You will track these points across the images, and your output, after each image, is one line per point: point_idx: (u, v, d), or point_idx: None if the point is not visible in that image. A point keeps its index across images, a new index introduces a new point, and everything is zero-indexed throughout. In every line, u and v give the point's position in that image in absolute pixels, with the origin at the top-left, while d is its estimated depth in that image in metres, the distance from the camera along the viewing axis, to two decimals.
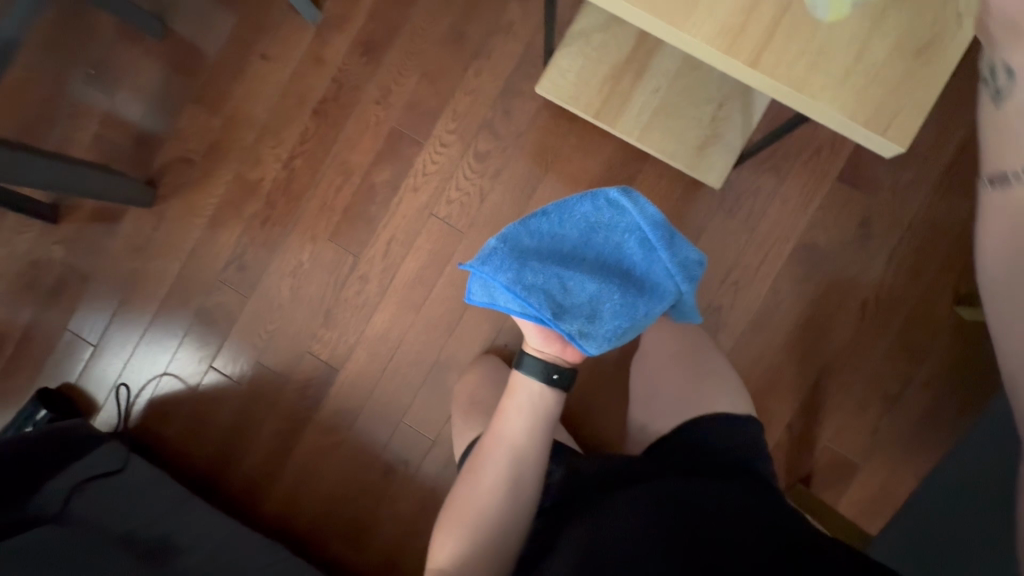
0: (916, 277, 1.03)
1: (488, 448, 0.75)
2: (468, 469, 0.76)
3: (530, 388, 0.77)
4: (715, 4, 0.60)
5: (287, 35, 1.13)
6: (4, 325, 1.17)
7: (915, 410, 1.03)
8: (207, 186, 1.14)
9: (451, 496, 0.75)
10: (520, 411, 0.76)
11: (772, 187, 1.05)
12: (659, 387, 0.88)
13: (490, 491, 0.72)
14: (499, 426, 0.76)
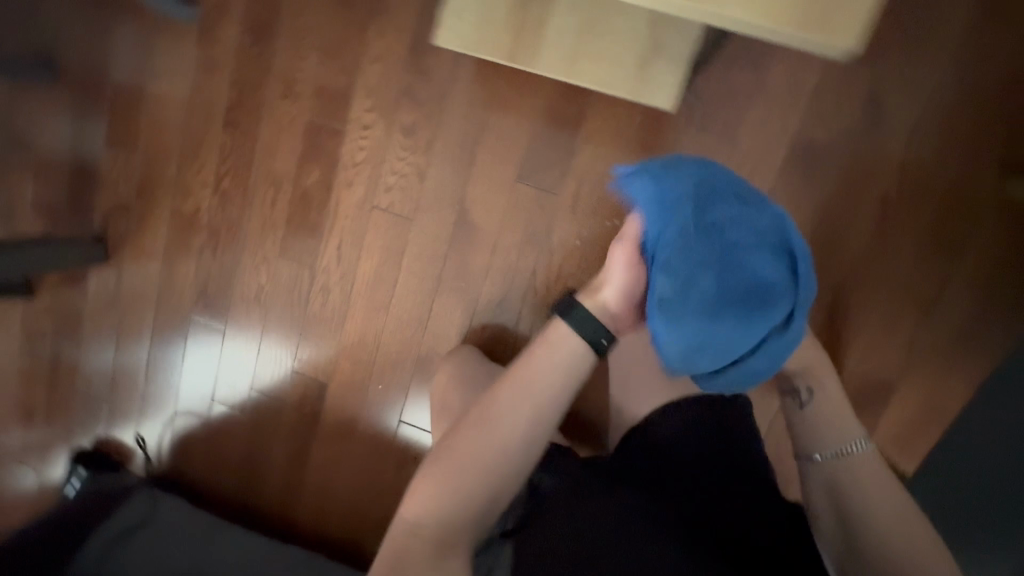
0: (946, 157, 0.85)
1: (501, 398, 0.60)
2: (471, 414, 0.60)
3: (571, 336, 0.62)
4: None
5: (173, 45, 1.02)
6: (27, 400, 1.24)
7: (959, 314, 0.88)
8: (150, 229, 1.10)
9: (440, 444, 0.60)
10: (547, 369, 0.61)
11: (749, 86, 0.87)
12: (639, 358, 0.80)
13: (489, 449, 0.58)
14: (520, 374, 0.60)
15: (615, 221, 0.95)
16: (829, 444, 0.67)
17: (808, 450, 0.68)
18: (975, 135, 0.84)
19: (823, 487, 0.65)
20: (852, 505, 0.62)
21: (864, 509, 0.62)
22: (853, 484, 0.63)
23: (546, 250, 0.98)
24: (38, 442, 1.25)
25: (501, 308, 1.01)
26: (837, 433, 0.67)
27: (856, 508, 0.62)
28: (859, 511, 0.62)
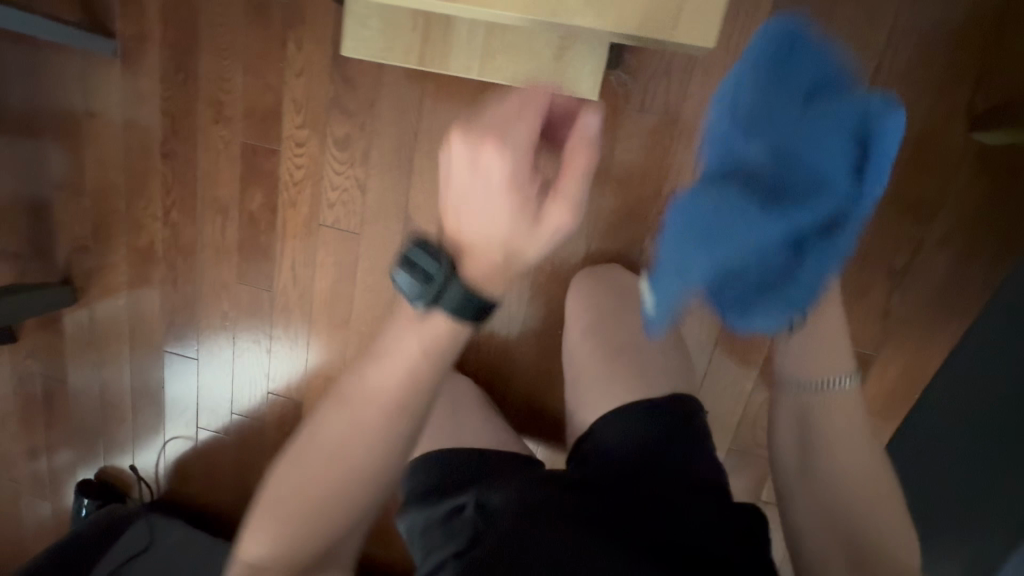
0: (907, 111, 0.78)
1: (343, 413, 0.47)
2: (310, 432, 0.48)
3: (423, 331, 0.47)
4: None
5: (98, 79, 0.99)
6: (27, 439, 1.28)
7: (935, 278, 0.82)
8: (111, 267, 1.10)
9: (277, 468, 0.49)
10: (401, 353, 0.47)
11: (687, 58, 0.81)
12: (581, 364, 0.78)
13: (326, 479, 0.47)
14: (365, 383, 0.47)
15: None
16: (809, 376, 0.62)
17: (787, 377, 0.64)
18: (938, 83, 0.76)
19: (791, 412, 0.64)
20: (817, 436, 0.61)
21: (825, 448, 0.60)
22: (828, 425, 0.61)
23: None
24: (45, 480, 1.30)
25: None
26: (824, 369, 0.61)
27: (819, 445, 0.61)
28: (825, 448, 0.60)
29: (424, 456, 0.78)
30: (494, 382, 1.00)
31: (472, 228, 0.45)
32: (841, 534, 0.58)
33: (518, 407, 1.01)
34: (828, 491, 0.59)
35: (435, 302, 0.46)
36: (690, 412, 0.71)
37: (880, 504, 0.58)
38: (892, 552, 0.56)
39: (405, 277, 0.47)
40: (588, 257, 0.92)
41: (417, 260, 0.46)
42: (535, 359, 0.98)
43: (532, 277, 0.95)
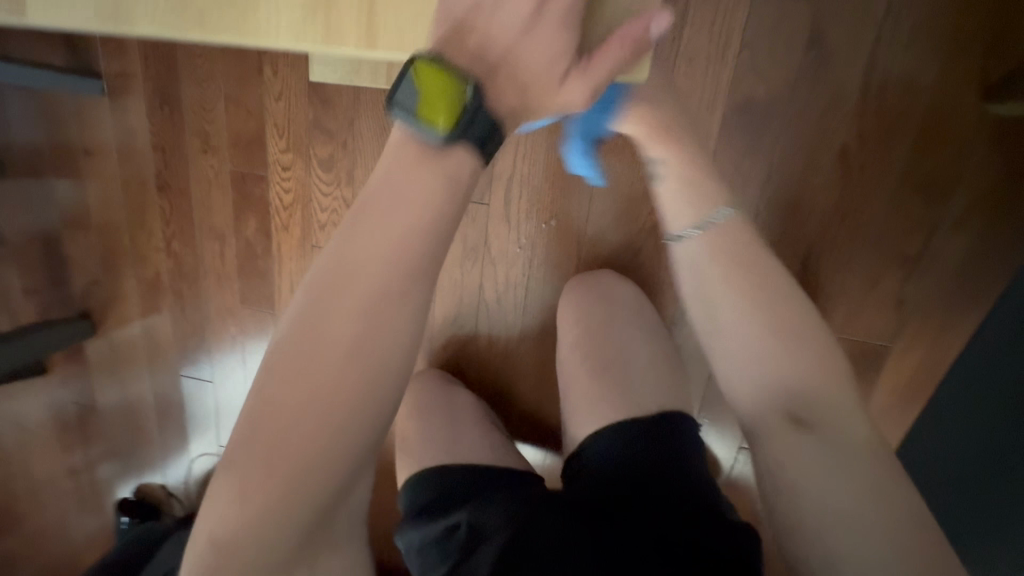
0: (912, 88, 0.72)
1: (348, 267, 0.39)
2: (306, 298, 0.39)
3: (439, 164, 0.41)
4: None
5: (91, 120, 1.02)
6: (66, 463, 1.35)
7: (952, 262, 0.77)
8: (124, 297, 1.14)
9: (266, 352, 0.39)
10: (400, 205, 0.40)
11: (670, 48, 0.75)
12: (572, 381, 0.77)
13: (332, 352, 0.38)
14: (356, 250, 0.39)
15: (551, 221, 0.88)
16: (691, 218, 0.58)
17: (675, 230, 0.59)
18: (945, 54, 0.70)
19: (684, 263, 0.58)
20: (718, 302, 0.54)
21: (733, 308, 0.53)
22: (721, 263, 0.55)
23: (489, 263, 0.93)
24: (87, 499, 1.37)
25: (456, 327, 0.98)
26: (700, 202, 0.59)
27: (720, 294, 0.55)
28: (728, 294, 0.54)
29: (422, 470, 0.78)
30: (497, 392, 1.00)
31: (503, 45, 0.43)
32: (787, 394, 0.50)
33: (522, 415, 1.00)
34: (746, 349, 0.52)
35: (457, 135, 0.41)
36: (680, 420, 0.70)
37: (792, 340, 0.51)
38: (825, 397, 0.49)
39: (419, 94, 0.40)
40: (581, 261, 0.90)
41: (438, 78, 0.40)
42: (536, 367, 0.97)
43: (526, 285, 0.93)
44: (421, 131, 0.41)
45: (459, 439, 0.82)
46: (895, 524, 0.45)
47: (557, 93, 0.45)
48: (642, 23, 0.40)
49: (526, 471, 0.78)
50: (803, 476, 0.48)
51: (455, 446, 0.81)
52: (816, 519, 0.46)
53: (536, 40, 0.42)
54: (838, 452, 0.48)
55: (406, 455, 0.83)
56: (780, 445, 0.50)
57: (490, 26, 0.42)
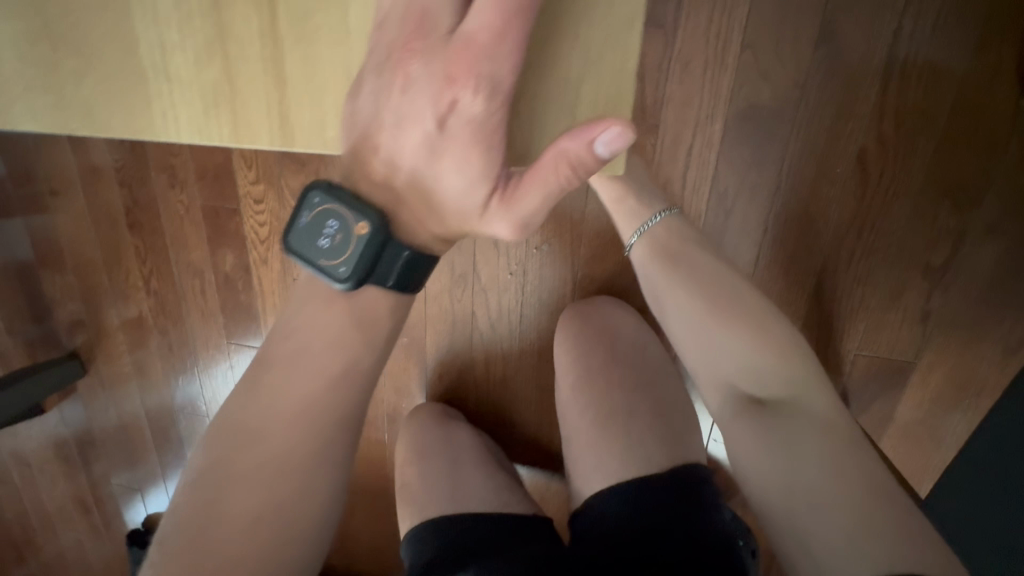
0: (938, 84, 0.64)
1: (265, 419, 0.46)
2: (222, 448, 0.46)
3: (348, 313, 0.47)
4: (291, 91, 0.42)
5: (54, 158, 0.97)
6: (66, 504, 1.30)
7: (985, 268, 0.70)
8: (108, 336, 1.10)
9: (201, 483, 0.45)
10: (319, 354, 0.47)
11: (660, 54, 0.68)
12: (570, 427, 0.72)
13: (253, 500, 0.44)
14: (282, 392, 0.46)
15: (542, 245, 0.82)
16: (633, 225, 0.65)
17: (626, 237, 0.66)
18: (975, 44, 0.62)
19: (642, 255, 0.64)
20: (663, 287, 0.61)
21: (682, 278, 0.60)
22: (660, 260, 0.62)
23: (479, 291, 0.87)
24: (92, 537, 1.33)
25: (451, 356, 0.93)
26: (640, 210, 0.64)
27: (661, 287, 0.61)
28: (667, 286, 0.60)
29: (424, 521, 0.75)
30: (498, 420, 0.96)
31: (408, 170, 0.41)
32: (738, 368, 0.55)
33: (526, 443, 0.96)
34: (688, 335, 0.58)
35: (366, 277, 0.43)
36: (691, 464, 0.65)
37: (731, 322, 0.55)
38: (764, 371, 0.53)
39: (330, 240, 0.42)
40: (577, 286, 0.85)
41: (347, 220, 0.42)
42: (537, 394, 0.92)
43: (521, 311, 0.87)
44: (328, 276, 0.43)
45: (460, 483, 0.79)
46: (850, 489, 0.46)
47: (480, 223, 0.41)
48: (583, 142, 0.34)
49: (528, 514, 0.75)
50: (754, 451, 0.51)
51: (455, 491, 0.78)
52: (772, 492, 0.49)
53: (443, 161, 0.39)
54: (782, 427, 0.51)
55: (406, 502, 0.80)
56: (738, 422, 0.53)
57: (393, 148, 0.41)
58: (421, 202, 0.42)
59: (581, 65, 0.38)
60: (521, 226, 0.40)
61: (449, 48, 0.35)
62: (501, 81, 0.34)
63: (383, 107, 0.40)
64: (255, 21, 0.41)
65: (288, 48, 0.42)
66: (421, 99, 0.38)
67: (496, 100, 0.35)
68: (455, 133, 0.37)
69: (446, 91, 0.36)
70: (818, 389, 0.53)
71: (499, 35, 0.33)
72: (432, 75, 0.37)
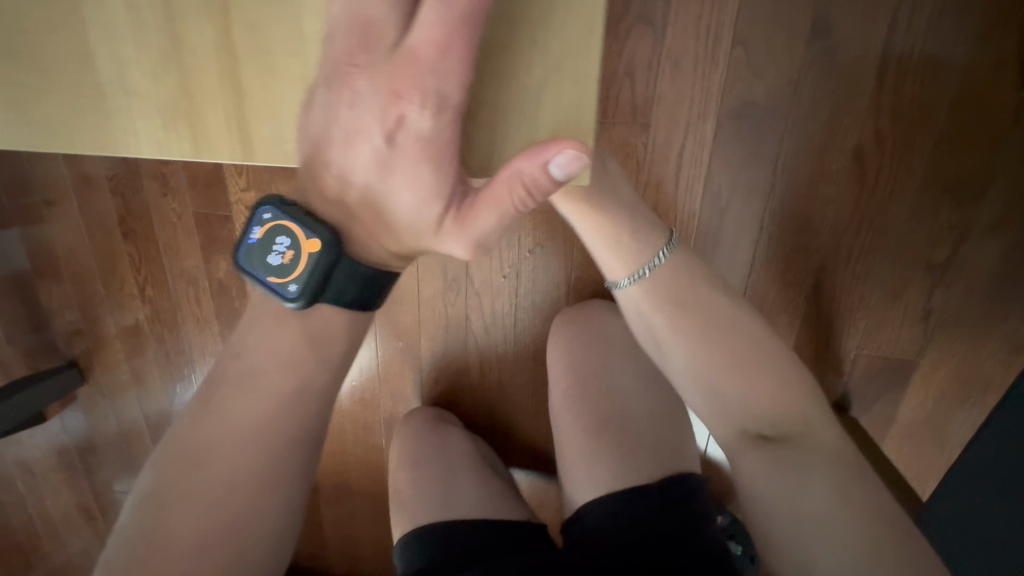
0: (937, 77, 0.62)
1: (216, 443, 0.42)
2: (166, 471, 0.42)
3: (302, 330, 0.44)
4: (249, 106, 0.42)
5: (47, 168, 0.97)
6: (70, 510, 1.31)
7: (990, 263, 0.68)
8: (106, 344, 1.10)
9: (141, 520, 0.40)
10: (274, 370, 0.44)
11: (649, 53, 0.67)
12: (563, 431, 0.72)
13: (198, 526, 0.40)
14: (235, 413, 0.43)
15: (535, 248, 0.81)
16: (627, 267, 0.57)
17: (617, 278, 0.58)
18: (975, 37, 0.61)
19: (634, 300, 0.57)
20: (659, 332, 0.56)
21: (681, 323, 0.54)
22: (665, 303, 0.55)
23: (472, 295, 0.86)
24: (97, 542, 1.33)
25: (446, 360, 0.92)
26: (637, 247, 0.57)
27: (665, 334, 0.55)
28: (674, 332, 0.54)
29: (417, 528, 0.74)
30: (494, 424, 0.95)
31: (359, 186, 0.40)
32: (740, 408, 0.52)
33: (524, 447, 0.95)
34: (698, 381, 0.53)
35: (318, 296, 0.42)
36: (685, 475, 0.65)
37: (745, 369, 0.51)
38: (778, 414, 0.51)
39: (280, 256, 0.41)
40: (570, 288, 0.83)
41: (298, 237, 0.40)
42: (533, 398, 0.92)
43: (515, 315, 0.86)
44: (279, 295, 0.41)
45: (452, 490, 0.78)
46: (863, 518, 0.46)
47: (434, 241, 0.40)
48: (538, 163, 0.33)
49: (523, 522, 0.75)
50: (768, 488, 0.49)
51: (449, 499, 0.77)
52: (774, 525, 0.48)
53: (394, 177, 0.38)
54: (796, 463, 0.49)
55: (400, 510, 0.79)
56: (740, 462, 0.51)
57: (343, 163, 0.40)
58: (374, 218, 0.41)
59: (539, 78, 0.36)
60: (473, 244, 0.39)
61: (393, 62, 0.35)
62: (448, 96, 0.35)
63: (333, 121, 0.39)
64: (209, 34, 0.41)
65: (243, 60, 0.42)
66: (368, 114, 0.37)
67: (443, 116, 0.35)
68: (404, 148, 0.37)
69: (392, 106, 0.36)
70: (813, 411, 0.52)
71: (442, 51, 0.33)
72: (377, 91, 0.36)
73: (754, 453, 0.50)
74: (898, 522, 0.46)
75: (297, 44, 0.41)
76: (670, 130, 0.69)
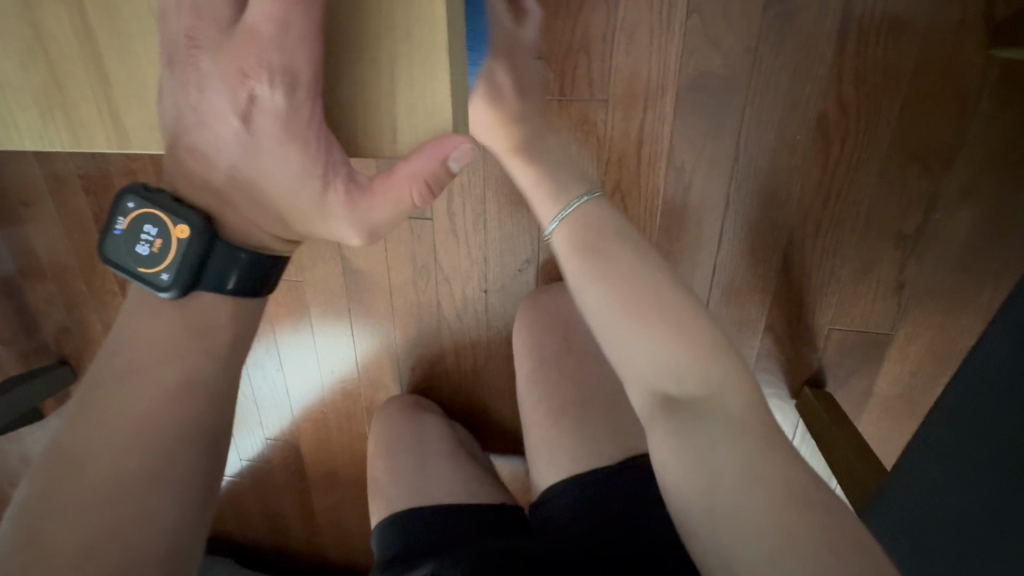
0: (899, 38, 0.60)
1: (103, 437, 0.41)
2: (44, 479, 0.40)
3: (183, 321, 0.45)
4: (116, 90, 0.44)
5: (19, 168, 0.97)
6: None
7: (961, 232, 0.66)
8: (93, 342, 1.12)
9: (21, 520, 0.39)
10: (163, 363, 0.44)
11: (600, 26, 0.65)
12: (528, 412, 0.72)
13: (83, 527, 0.38)
14: (116, 408, 0.42)
15: (500, 231, 0.81)
16: (548, 215, 0.60)
17: (546, 223, 0.60)
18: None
19: (563, 241, 0.57)
20: (579, 282, 0.54)
21: (600, 268, 0.53)
22: (580, 250, 0.55)
23: (442, 281, 0.86)
24: None
25: (422, 347, 0.92)
26: (559, 196, 0.59)
27: (584, 281, 0.54)
28: (589, 279, 0.53)
29: (391, 517, 0.74)
30: (473, 410, 0.95)
31: (227, 167, 0.41)
32: (661, 368, 0.47)
33: (503, 431, 0.95)
34: (608, 331, 0.51)
35: (192, 283, 0.44)
36: (640, 455, 0.64)
37: (653, 320, 0.48)
38: (686, 370, 0.47)
39: (149, 245, 0.43)
40: (540, 271, 0.83)
41: (168, 224, 0.43)
42: (509, 382, 0.92)
43: (486, 301, 0.86)
44: (152, 285, 0.44)
45: (427, 476, 0.79)
46: (774, 499, 0.40)
47: (322, 223, 0.43)
48: (437, 158, 0.38)
49: (499, 505, 0.75)
50: (674, 459, 0.45)
51: (425, 486, 0.77)
52: (682, 491, 0.43)
53: (262, 156, 0.40)
54: (702, 428, 0.44)
55: (377, 497, 0.79)
56: (655, 423, 0.47)
57: (207, 148, 0.41)
58: (247, 198, 0.43)
59: (390, 63, 0.36)
60: (364, 229, 0.43)
61: (233, 42, 0.37)
62: (298, 73, 0.36)
63: (184, 108, 0.40)
64: (68, 18, 0.42)
65: (104, 46, 0.42)
66: (217, 95, 0.39)
67: (297, 93, 0.37)
68: (261, 127, 0.38)
69: (242, 87, 0.37)
70: (737, 386, 0.47)
71: (281, 25, 0.35)
72: (222, 71, 0.38)
73: (671, 417, 0.46)
74: (827, 506, 0.41)
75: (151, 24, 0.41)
76: (627, 107, 0.68)
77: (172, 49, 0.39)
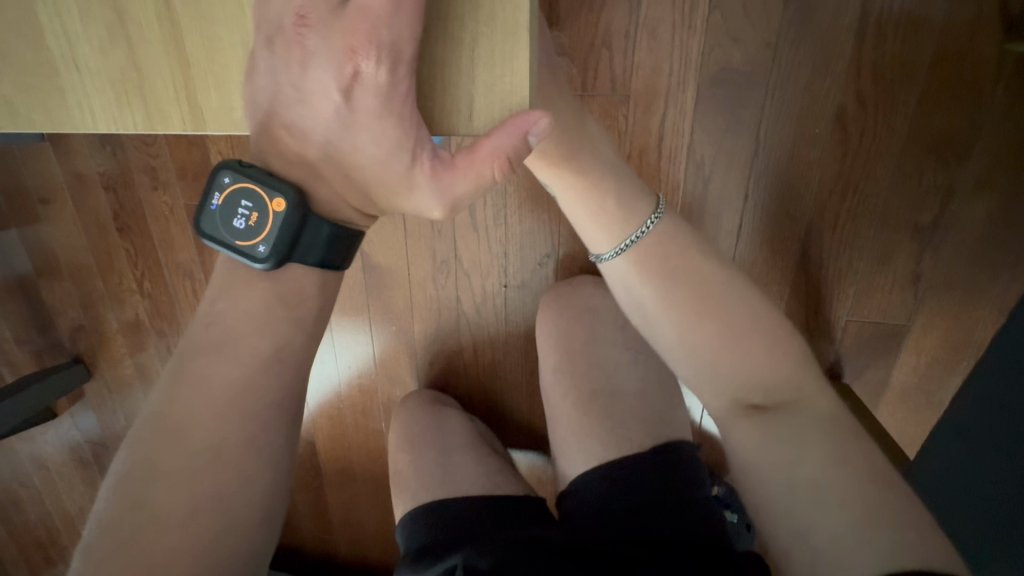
0: (917, 32, 0.62)
1: (192, 413, 0.43)
2: (143, 448, 0.42)
3: (272, 291, 0.45)
4: (192, 75, 0.45)
5: (38, 166, 0.98)
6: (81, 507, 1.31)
7: (975, 225, 0.67)
8: (107, 341, 1.12)
9: (122, 484, 0.42)
10: (239, 346, 0.45)
11: (623, 22, 0.66)
12: (552, 397, 0.73)
13: (177, 501, 0.41)
14: (206, 385, 0.44)
15: (520, 225, 0.82)
16: (606, 245, 0.59)
17: (600, 251, 0.60)
18: None
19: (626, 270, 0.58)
20: (648, 303, 0.56)
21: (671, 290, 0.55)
22: (649, 271, 0.57)
23: (462, 276, 0.87)
24: None
25: (440, 343, 0.93)
26: (621, 220, 0.58)
27: (653, 303, 0.56)
28: (657, 297, 0.56)
29: (418, 506, 0.75)
30: (490, 405, 0.96)
31: (320, 142, 0.42)
32: (740, 384, 0.51)
33: (520, 427, 0.96)
34: (682, 349, 0.54)
35: (286, 256, 0.44)
36: (674, 442, 0.65)
37: (727, 333, 0.52)
38: (763, 379, 0.50)
39: (246, 219, 0.44)
40: (559, 265, 0.84)
41: (263, 198, 0.43)
42: (526, 377, 0.92)
43: (505, 296, 0.87)
44: (249, 258, 0.44)
45: (450, 468, 0.79)
46: (860, 483, 0.44)
47: (407, 197, 0.44)
48: (518, 136, 0.39)
49: (523, 495, 0.75)
50: (761, 459, 0.48)
51: (448, 478, 0.78)
52: (769, 491, 0.46)
53: (359, 132, 0.41)
54: (787, 430, 0.48)
55: (400, 489, 0.80)
56: (736, 433, 0.50)
57: (302, 122, 0.42)
58: (338, 172, 0.44)
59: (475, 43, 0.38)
60: (448, 203, 0.43)
61: (344, 18, 0.37)
62: (402, 48, 0.37)
63: (283, 81, 0.41)
64: (150, 3, 0.43)
65: (181, 30, 0.44)
66: (322, 69, 0.39)
67: (398, 70, 0.38)
68: (361, 102, 0.39)
69: (348, 62, 0.38)
70: (807, 388, 0.50)
71: (395, 5, 0.36)
72: (332, 48, 0.38)
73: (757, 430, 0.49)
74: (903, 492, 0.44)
75: (232, 9, 0.42)
76: (649, 102, 0.69)
77: (261, 26, 0.41)
